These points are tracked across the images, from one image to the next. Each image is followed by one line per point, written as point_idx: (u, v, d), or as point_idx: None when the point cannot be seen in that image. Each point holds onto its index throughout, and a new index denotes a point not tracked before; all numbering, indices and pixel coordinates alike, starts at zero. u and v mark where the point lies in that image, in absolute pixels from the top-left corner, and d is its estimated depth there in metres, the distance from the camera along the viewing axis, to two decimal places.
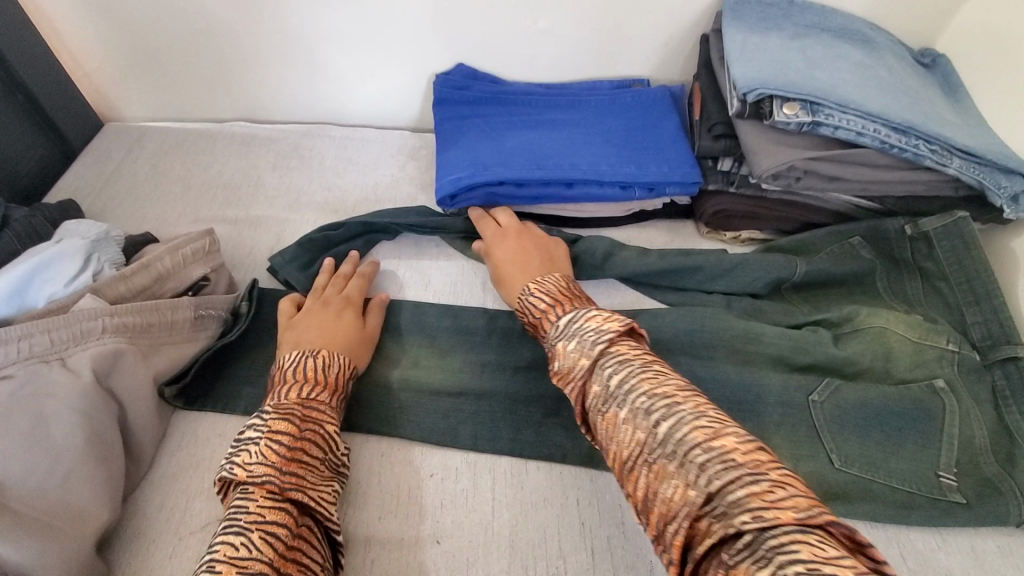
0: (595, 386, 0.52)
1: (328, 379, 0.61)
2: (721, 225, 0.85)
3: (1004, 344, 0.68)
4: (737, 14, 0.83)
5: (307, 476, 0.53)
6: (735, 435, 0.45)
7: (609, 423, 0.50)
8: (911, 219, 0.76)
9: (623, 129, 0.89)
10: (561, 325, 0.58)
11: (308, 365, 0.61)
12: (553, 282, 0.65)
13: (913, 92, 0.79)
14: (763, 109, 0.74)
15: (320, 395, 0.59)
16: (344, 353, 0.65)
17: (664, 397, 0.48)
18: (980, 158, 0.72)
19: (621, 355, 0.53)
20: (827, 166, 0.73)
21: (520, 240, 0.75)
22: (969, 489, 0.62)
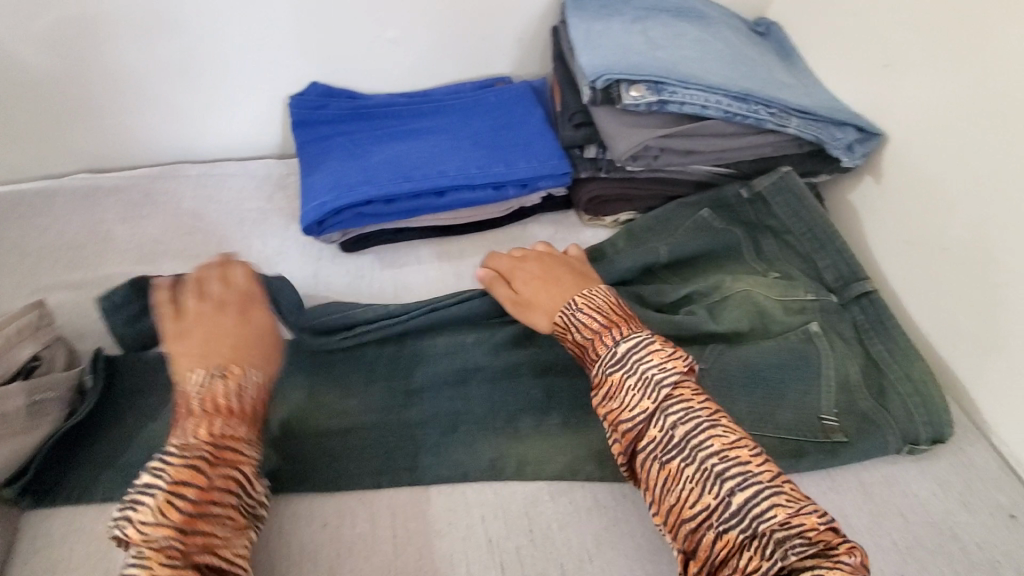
0: (657, 433, 0.53)
1: (243, 406, 0.55)
2: (599, 210, 0.86)
3: (852, 281, 0.74)
4: (579, 5, 0.85)
5: (216, 532, 0.48)
6: (808, 509, 0.48)
7: (670, 475, 0.51)
8: (745, 183, 0.82)
9: (490, 129, 0.88)
10: (619, 354, 0.57)
11: (217, 391, 0.54)
12: (601, 298, 0.63)
13: (749, 60, 0.83)
14: (613, 94, 0.75)
15: (238, 430, 0.53)
16: (258, 368, 0.57)
17: (737, 462, 0.50)
18: (813, 115, 0.77)
19: (686, 402, 0.54)
20: (680, 141, 0.76)
21: (546, 264, 0.70)
22: (850, 427, 0.65)
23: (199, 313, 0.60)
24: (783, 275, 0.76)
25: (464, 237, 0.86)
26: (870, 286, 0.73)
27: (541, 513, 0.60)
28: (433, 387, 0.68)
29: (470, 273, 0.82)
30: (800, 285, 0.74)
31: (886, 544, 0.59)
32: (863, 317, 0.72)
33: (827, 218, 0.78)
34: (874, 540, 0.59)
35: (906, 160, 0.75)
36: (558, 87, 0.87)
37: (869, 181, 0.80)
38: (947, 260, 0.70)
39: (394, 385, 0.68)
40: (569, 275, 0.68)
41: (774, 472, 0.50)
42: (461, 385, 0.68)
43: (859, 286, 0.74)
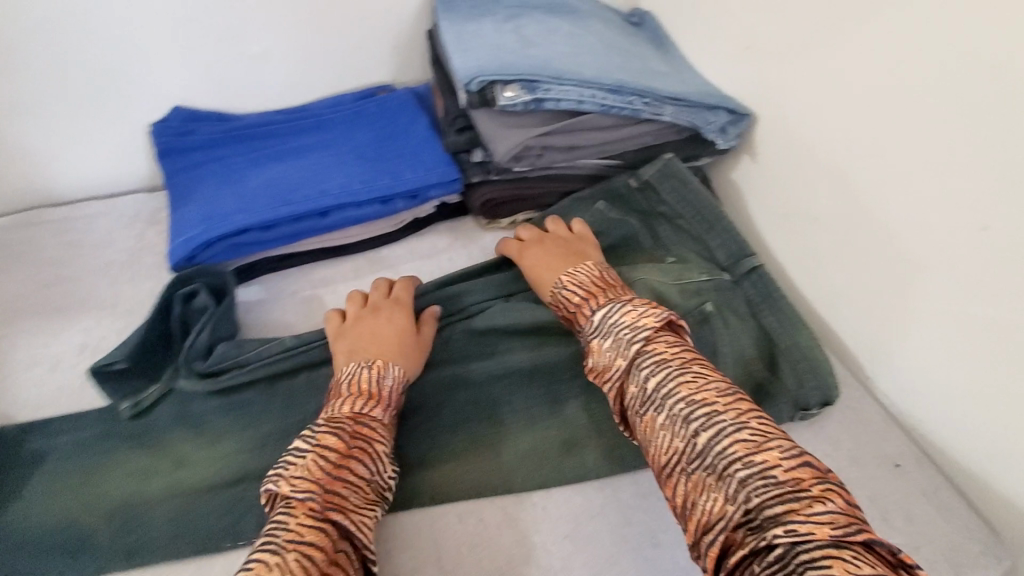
0: (635, 388, 0.57)
1: (381, 392, 0.61)
2: (495, 213, 0.84)
3: (741, 260, 0.76)
4: (448, 7, 0.83)
5: (350, 496, 0.52)
6: (772, 445, 0.48)
7: (647, 427, 0.55)
8: (632, 173, 0.83)
9: (373, 140, 0.85)
10: (596, 320, 0.62)
11: (362, 376, 0.61)
12: (585, 274, 0.69)
13: (623, 51, 0.84)
14: (489, 95, 0.73)
15: (375, 411, 0.59)
16: (399, 364, 0.64)
17: (704, 405, 0.52)
18: (686, 102, 0.79)
19: (657, 354, 0.57)
20: (561, 139, 0.76)
21: (553, 246, 0.75)
22: None
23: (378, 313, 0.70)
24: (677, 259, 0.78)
25: (358, 255, 0.83)
26: (758, 261, 0.75)
27: (450, 535, 0.58)
28: None
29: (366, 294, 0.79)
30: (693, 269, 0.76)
31: None
32: (755, 293, 0.74)
33: (714, 201, 0.80)
34: None
35: (774, 138, 0.78)
36: (438, 91, 0.85)
37: (747, 160, 0.83)
38: (820, 230, 0.73)
39: (288, 423, 0.65)
40: (564, 254, 0.73)
41: (741, 410, 0.51)
42: None
43: (747, 263, 0.75)
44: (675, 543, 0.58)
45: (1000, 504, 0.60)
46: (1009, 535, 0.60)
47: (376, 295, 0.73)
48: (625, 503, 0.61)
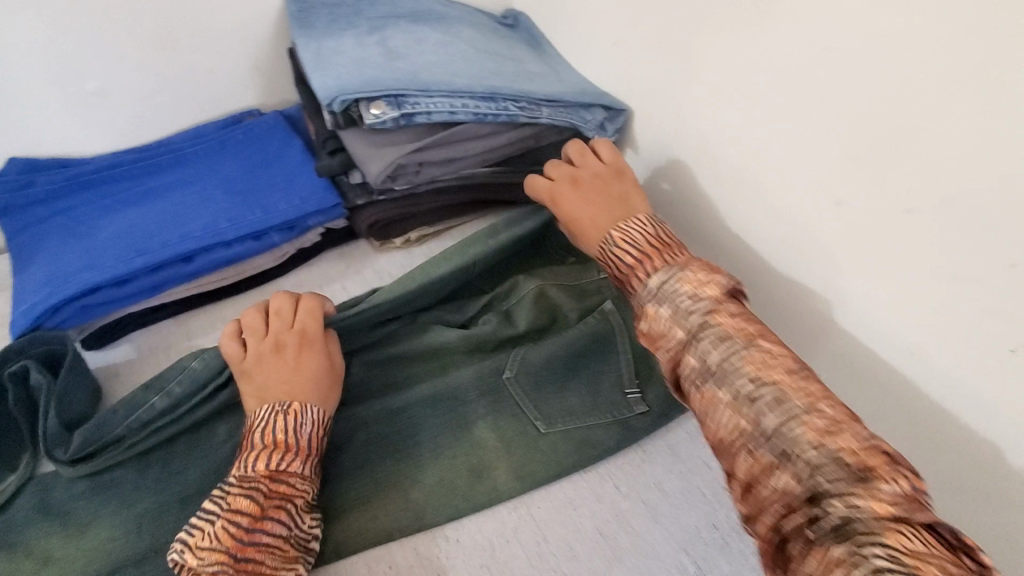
0: (693, 361, 0.53)
1: (300, 442, 0.56)
2: (385, 234, 0.80)
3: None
4: (304, 23, 0.79)
5: (266, 561, 0.50)
6: (847, 429, 0.45)
7: (707, 400, 0.51)
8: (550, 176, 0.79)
9: (240, 171, 0.79)
10: (652, 285, 0.58)
11: (277, 426, 0.55)
12: (637, 231, 0.63)
13: (496, 55, 0.82)
14: (355, 114, 0.70)
15: (293, 464, 0.54)
16: (316, 405, 0.59)
17: (770, 381, 0.49)
18: (562, 102, 0.78)
19: (723, 328, 0.52)
20: (438, 152, 0.73)
21: (587, 189, 0.70)
22: (651, 398, 0.67)
23: (280, 347, 0.61)
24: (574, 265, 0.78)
25: (239, 296, 0.77)
26: None
27: None
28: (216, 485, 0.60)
29: None
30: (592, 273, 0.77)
31: (698, 501, 0.61)
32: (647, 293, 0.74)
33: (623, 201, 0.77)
34: (687, 499, 0.61)
35: (649, 129, 0.79)
36: (308, 112, 0.80)
37: (630, 153, 0.84)
38: (702, 216, 0.75)
39: (169, 496, 0.59)
40: (608, 203, 0.68)
41: (812, 393, 0.48)
42: None
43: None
44: (591, 552, 0.57)
45: None
46: None
47: (277, 320, 0.63)
48: (539, 519, 0.59)
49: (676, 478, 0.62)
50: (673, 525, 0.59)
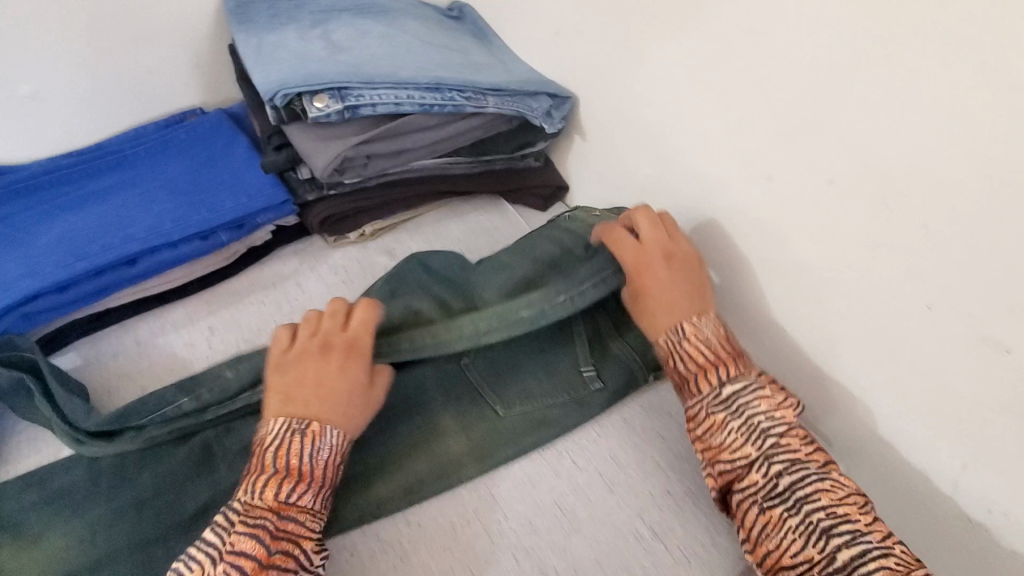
0: (760, 480, 0.54)
1: (312, 472, 0.52)
2: (337, 229, 0.81)
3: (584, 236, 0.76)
4: (243, 17, 0.78)
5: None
6: (918, 574, 0.47)
7: (770, 522, 0.52)
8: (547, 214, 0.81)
9: (184, 170, 0.77)
10: (726, 395, 0.58)
11: (290, 448, 0.52)
12: (710, 329, 0.62)
13: (442, 47, 0.83)
14: (298, 108, 0.70)
15: (303, 497, 0.51)
16: (337, 427, 0.55)
17: (846, 520, 0.50)
18: (508, 91, 0.79)
19: (794, 453, 0.54)
20: (386, 144, 0.73)
21: (677, 272, 0.65)
22: (605, 373, 0.69)
23: (325, 351, 0.59)
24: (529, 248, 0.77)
25: (190, 298, 0.75)
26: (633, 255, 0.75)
27: None
28: (172, 486, 0.59)
29: (205, 339, 0.72)
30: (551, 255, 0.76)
31: (652, 470, 0.63)
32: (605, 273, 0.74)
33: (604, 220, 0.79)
34: (641, 469, 0.63)
35: (595, 114, 0.81)
36: (251, 109, 0.79)
37: (579, 140, 0.86)
38: (649, 198, 0.77)
39: (125, 500, 0.58)
40: (687, 288, 0.64)
41: (885, 534, 0.50)
42: (210, 472, 0.60)
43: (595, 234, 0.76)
44: (552, 526, 0.58)
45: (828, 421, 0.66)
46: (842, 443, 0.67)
47: (332, 322, 0.61)
48: (501, 498, 0.60)
49: (631, 450, 0.65)
50: (631, 493, 0.61)
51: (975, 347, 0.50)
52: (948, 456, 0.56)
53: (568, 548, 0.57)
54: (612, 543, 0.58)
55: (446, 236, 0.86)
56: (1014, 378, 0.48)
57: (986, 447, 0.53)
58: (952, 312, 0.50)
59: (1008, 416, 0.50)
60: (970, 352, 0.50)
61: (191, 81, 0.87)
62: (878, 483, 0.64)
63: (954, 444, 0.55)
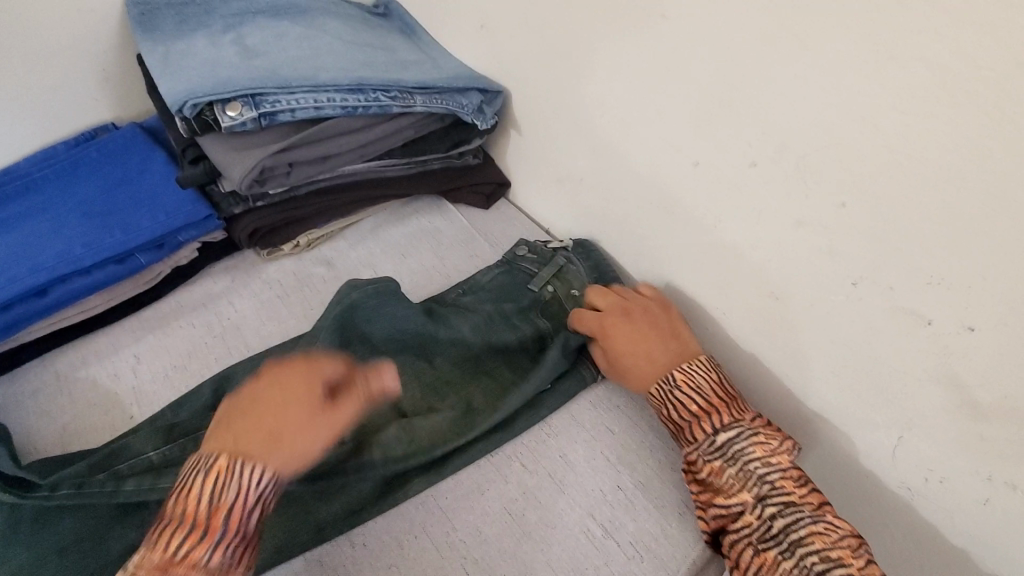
0: (754, 521, 0.53)
1: (211, 519, 0.45)
2: (269, 242, 0.77)
3: (552, 257, 0.76)
4: (149, 26, 0.74)
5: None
6: None
7: (764, 564, 0.51)
8: (518, 244, 0.78)
9: (95, 191, 0.73)
10: (720, 442, 0.57)
11: (192, 490, 0.46)
12: (704, 376, 0.61)
13: (365, 46, 0.79)
14: (210, 117, 0.66)
15: (196, 551, 0.44)
16: (256, 469, 0.47)
17: (840, 563, 0.49)
18: (435, 88, 0.76)
19: (789, 496, 0.53)
20: (308, 150, 0.70)
21: (662, 328, 0.65)
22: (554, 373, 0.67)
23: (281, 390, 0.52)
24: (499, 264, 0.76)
25: (113, 326, 0.72)
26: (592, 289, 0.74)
27: None
28: (96, 528, 0.55)
29: (131, 368, 0.68)
30: (521, 270, 0.75)
31: (601, 466, 0.62)
32: (574, 283, 0.74)
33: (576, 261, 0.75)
34: (591, 465, 0.62)
35: (527, 107, 0.79)
36: (166, 121, 0.75)
37: (514, 135, 0.84)
38: (586, 189, 0.77)
39: (45, 546, 0.54)
40: (674, 340, 0.64)
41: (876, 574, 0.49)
42: (138, 511, 0.57)
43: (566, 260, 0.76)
44: (502, 533, 0.57)
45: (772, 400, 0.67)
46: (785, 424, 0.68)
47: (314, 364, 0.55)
48: (448, 509, 0.58)
49: (580, 447, 0.64)
50: (580, 490, 0.61)
51: (900, 319, 0.50)
52: (884, 428, 0.57)
53: (520, 554, 0.56)
54: (564, 544, 0.57)
55: (387, 243, 0.83)
56: (938, 347, 0.49)
57: (919, 417, 0.53)
58: (875, 288, 0.51)
59: (935, 386, 0.51)
60: (896, 324, 0.51)
61: (100, 95, 0.83)
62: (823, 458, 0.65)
63: (888, 417, 0.56)
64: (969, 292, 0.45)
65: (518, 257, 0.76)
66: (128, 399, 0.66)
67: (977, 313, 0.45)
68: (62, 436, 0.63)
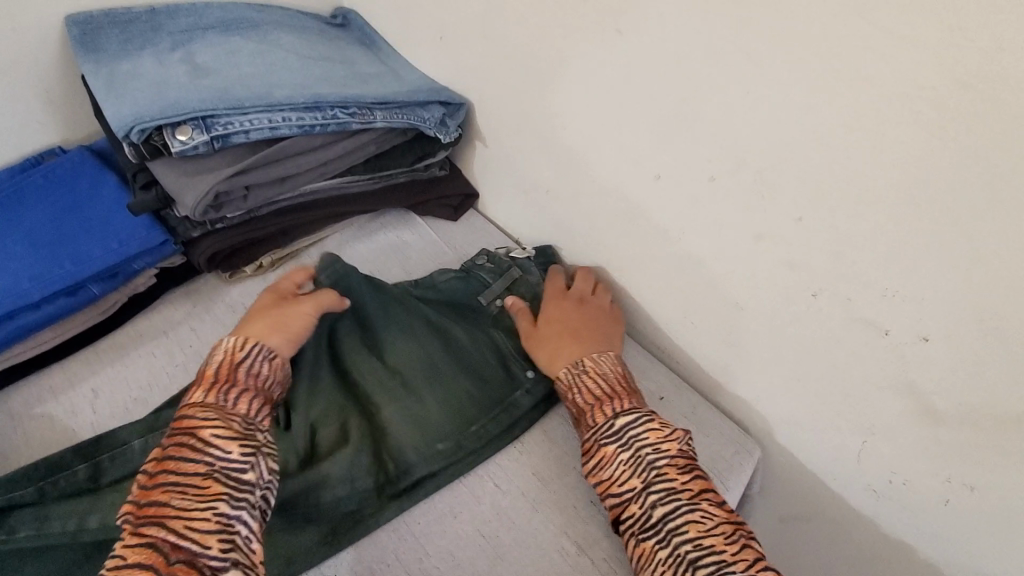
0: (636, 510, 0.53)
1: (212, 376, 0.55)
2: (230, 264, 0.75)
3: (507, 269, 0.76)
4: (91, 46, 0.72)
5: (172, 501, 0.46)
6: None
7: (643, 554, 0.51)
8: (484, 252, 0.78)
9: (43, 219, 0.70)
10: (616, 426, 0.57)
11: (200, 371, 0.56)
12: (608, 367, 0.63)
13: (322, 59, 0.78)
14: (159, 142, 0.64)
15: (200, 397, 0.53)
16: (246, 342, 0.59)
17: (713, 551, 0.49)
18: (395, 103, 0.75)
19: (671, 482, 0.53)
20: (265, 173, 0.68)
21: (582, 313, 0.69)
22: (528, 387, 0.67)
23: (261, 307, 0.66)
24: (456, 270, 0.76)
25: (69, 359, 0.69)
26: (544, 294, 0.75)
27: None
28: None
29: (87, 403, 0.66)
30: (477, 279, 0.75)
31: (574, 482, 0.62)
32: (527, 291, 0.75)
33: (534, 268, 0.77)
34: (563, 481, 0.62)
35: (489, 118, 0.78)
36: (114, 144, 0.72)
37: (479, 145, 0.83)
38: (552, 199, 0.76)
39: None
40: (591, 330, 0.68)
41: (750, 561, 0.48)
42: (101, 552, 0.55)
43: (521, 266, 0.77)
44: (475, 556, 0.57)
45: (742, 406, 0.67)
46: (756, 429, 0.68)
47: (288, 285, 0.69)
48: (420, 534, 0.58)
49: (552, 463, 0.64)
50: (554, 508, 0.60)
51: (858, 329, 0.51)
52: (848, 433, 0.58)
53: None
54: (539, 563, 0.57)
55: (353, 259, 0.81)
56: (895, 356, 0.50)
57: (880, 423, 0.54)
58: (834, 298, 0.51)
59: (894, 393, 0.52)
60: (854, 333, 0.52)
61: (45, 117, 0.79)
62: (792, 460, 0.66)
63: (852, 422, 0.57)
64: (922, 303, 0.46)
65: (476, 266, 0.76)
66: (86, 436, 0.63)
67: (931, 323, 0.46)
68: None
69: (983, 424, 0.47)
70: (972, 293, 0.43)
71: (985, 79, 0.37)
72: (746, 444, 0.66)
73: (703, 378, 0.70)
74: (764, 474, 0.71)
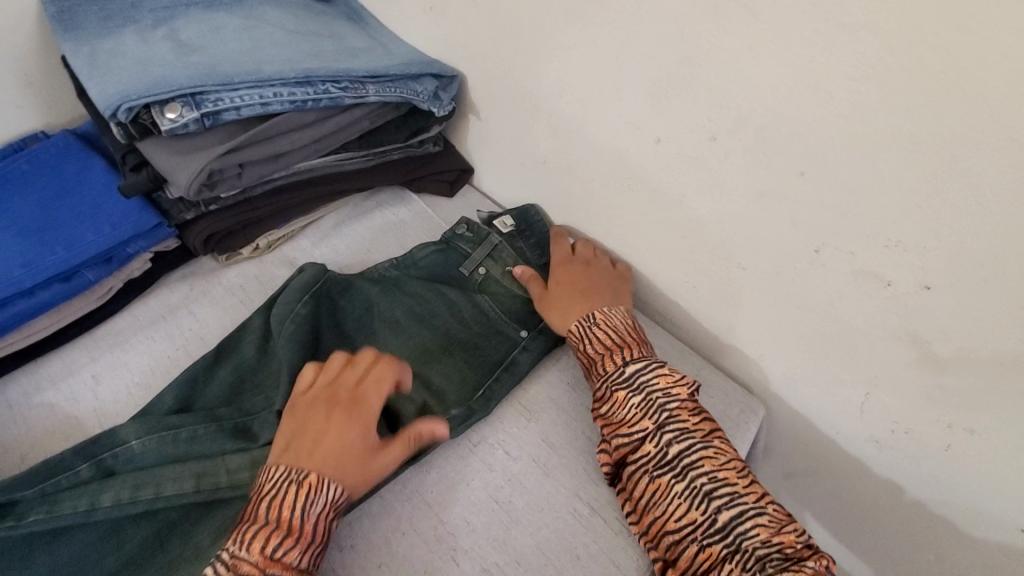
0: (651, 449, 0.56)
1: (305, 528, 0.49)
2: (227, 245, 0.74)
3: (487, 237, 0.76)
4: (70, 24, 0.69)
5: None
6: (789, 530, 0.51)
7: (658, 489, 0.54)
8: (467, 220, 0.77)
9: (34, 206, 0.68)
10: (627, 373, 0.59)
11: (287, 500, 0.49)
12: (619, 319, 0.64)
13: (310, 34, 0.76)
14: (148, 121, 0.63)
15: (292, 555, 0.48)
16: (336, 481, 0.52)
17: (725, 483, 0.53)
18: (387, 76, 0.73)
19: (683, 421, 0.56)
20: (259, 149, 0.67)
21: (590, 271, 0.70)
22: (527, 342, 0.69)
23: (334, 428, 0.54)
24: (436, 243, 0.76)
25: (68, 346, 0.68)
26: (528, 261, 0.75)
27: None
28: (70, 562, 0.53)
29: (89, 390, 0.65)
30: (456, 251, 0.75)
31: (583, 447, 0.63)
32: (507, 259, 0.75)
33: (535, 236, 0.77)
34: (574, 447, 0.63)
35: (483, 91, 0.78)
36: (100, 126, 0.70)
37: (474, 119, 0.82)
38: (550, 171, 0.76)
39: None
40: (607, 290, 0.68)
41: (760, 494, 0.53)
42: (115, 534, 0.54)
43: (502, 226, 0.77)
44: (489, 522, 0.57)
45: (745, 368, 0.69)
46: (759, 390, 0.69)
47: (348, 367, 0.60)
48: (433, 502, 0.58)
49: (561, 430, 0.64)
50: (565, 473, 0.61)
51: (861, 282, 0.52)
52: (852, 387, 0.59)
53: (508, 541, 0.56)
54: (553, 527, 0.57)
55: (350, 239, 0.81)
56: (897, 306, 0.51)
57: (882, 373, 0.55)
58: (837, 253, 0.52)
59: (896, 342, 0.53)
60: (857, 286, 0.52)
61: (26, 102, 0.77)
62: (796, 418, 0.67)
63: (855, 375, 0.58)
64: (924, 251, 0.47)
65: (456, 236, 0.76)
66: (91, 422, 0.62)
67: (934, 270, 0.47)
68: (21, 467, 0.59)
69: (985, 369, 0.48)
70: (974, 239, 0.44)
71: (986, 22, 0.37)
72: (751, 403, 0.67)
73: (705, 342, 0.71)
74: (768, 433, 0.72)
